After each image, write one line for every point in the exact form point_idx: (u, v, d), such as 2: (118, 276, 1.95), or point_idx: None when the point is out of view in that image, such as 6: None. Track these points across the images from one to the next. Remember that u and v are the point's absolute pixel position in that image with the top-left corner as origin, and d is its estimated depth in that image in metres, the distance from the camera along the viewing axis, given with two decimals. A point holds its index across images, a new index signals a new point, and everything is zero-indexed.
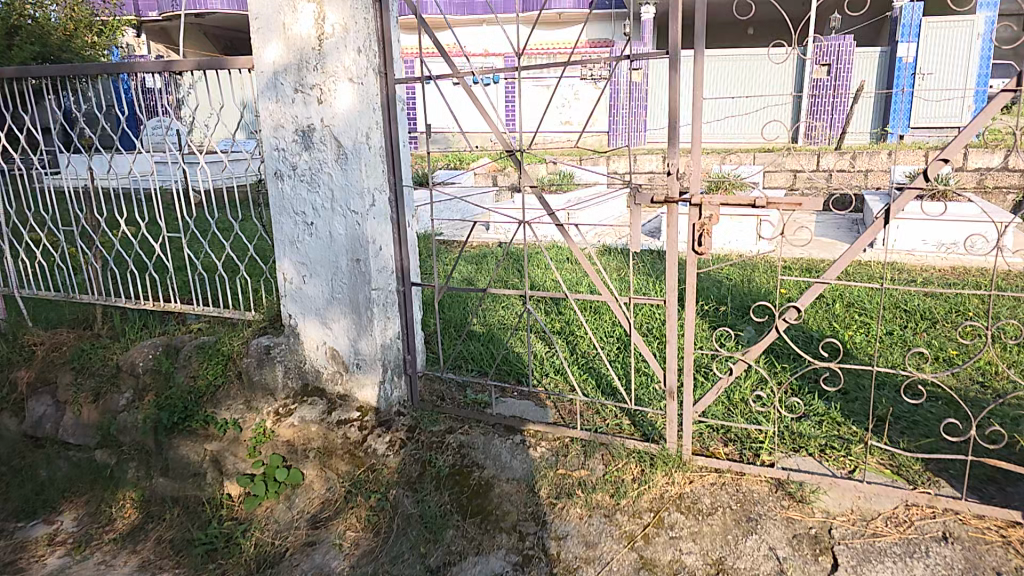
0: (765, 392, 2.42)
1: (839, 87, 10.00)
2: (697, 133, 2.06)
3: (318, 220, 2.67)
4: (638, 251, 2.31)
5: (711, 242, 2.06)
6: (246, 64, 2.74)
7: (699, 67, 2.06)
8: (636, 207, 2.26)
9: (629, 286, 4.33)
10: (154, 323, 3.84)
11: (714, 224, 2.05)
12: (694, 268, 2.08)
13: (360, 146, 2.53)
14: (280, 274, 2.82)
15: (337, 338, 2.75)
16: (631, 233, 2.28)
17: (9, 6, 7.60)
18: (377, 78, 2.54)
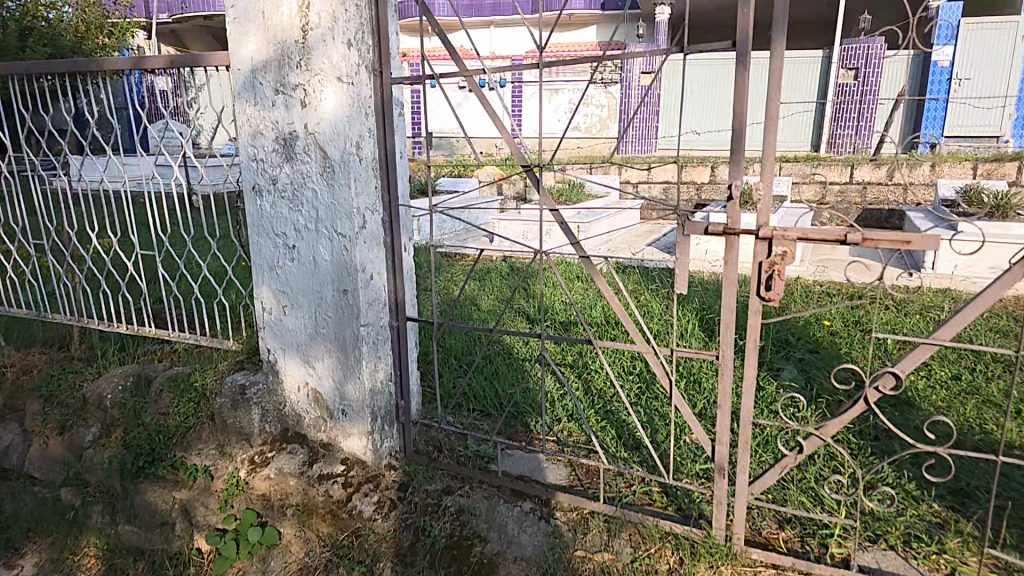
0: (825, 462, 2.06)
1: (867, 94, 9.67)
2: (771, 144, 1.79)
3: (300, 243, 2.31)
4: (683, 292, 1.91)
5: (783, 286, 1.77)
6: (225, 59, 2.38)
7: (776, 67, 1.75)
8: (684, 237, 1.92)
9: (650, 313, 4.00)
10: (128, 346, 3.30)
11: (788, 263, 1.76)
12: (759, 318, 1.80)
13: (349, 157, 2.16)
14: (258, 304, 2.47)
15: (322, 379, 2.39)
16: (674, 269, 1.90)
17: (23, 7, 7.27)
18: (370, 77, 2.18)
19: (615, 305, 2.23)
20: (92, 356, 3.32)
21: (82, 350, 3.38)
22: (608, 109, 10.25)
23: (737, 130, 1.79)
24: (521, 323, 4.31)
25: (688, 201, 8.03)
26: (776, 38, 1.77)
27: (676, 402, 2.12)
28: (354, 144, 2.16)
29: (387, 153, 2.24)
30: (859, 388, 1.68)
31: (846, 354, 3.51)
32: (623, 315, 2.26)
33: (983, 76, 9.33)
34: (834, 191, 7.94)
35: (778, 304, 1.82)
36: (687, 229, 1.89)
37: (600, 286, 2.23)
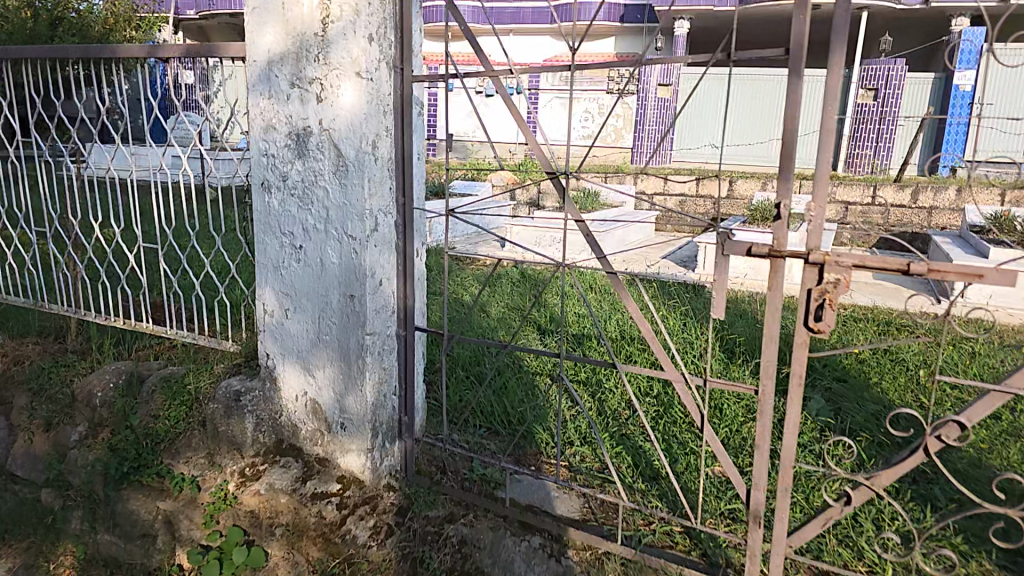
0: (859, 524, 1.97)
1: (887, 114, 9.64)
2: (826, 161, 1.65)
3: (308, 244, 2.16)
4: (720, 318, 1.76)
5: (835, 317, 1.64)
6: (239, 49, 2.21)
7: (835, 79, 1.62)
8: (722, 254, 1.76)
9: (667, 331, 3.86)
10: (124, 341, 3.15)
11: (842, 292, 1.64)
12: (803, 353, 1.69)
13: (364, 157, 2.00)
14: (260, 305, 2.33)
15: (323, 389, 2.24)
16: (711, 292, 1.75)
17: None
18: (391, 73, 2.01)
19: (642, 323, 2.05)
20: (85, 350, 3.18)
21: (76, 342, 3.23)
22: (623, 120, 10.30)
23: (788, 144, 1.66)
24: (533, 335, 4.15)
25: (705, 215, 7.88)
26: (834, 50, 1.65)
27: (706, 435, 1.95)
28: (371, 144, 1.99)
29: (405, 154, 2.08)
30: (919, 436, 1.62)
31: (873, 387, 3.34)
32: (650, 334, 2.07)
33: (1005, 101, 9.27)
34: (856, 212, 7.81)
35: (826, 336, 1.69)
36: (726, 246, 1.74)
37: (627, 305, 2.05)
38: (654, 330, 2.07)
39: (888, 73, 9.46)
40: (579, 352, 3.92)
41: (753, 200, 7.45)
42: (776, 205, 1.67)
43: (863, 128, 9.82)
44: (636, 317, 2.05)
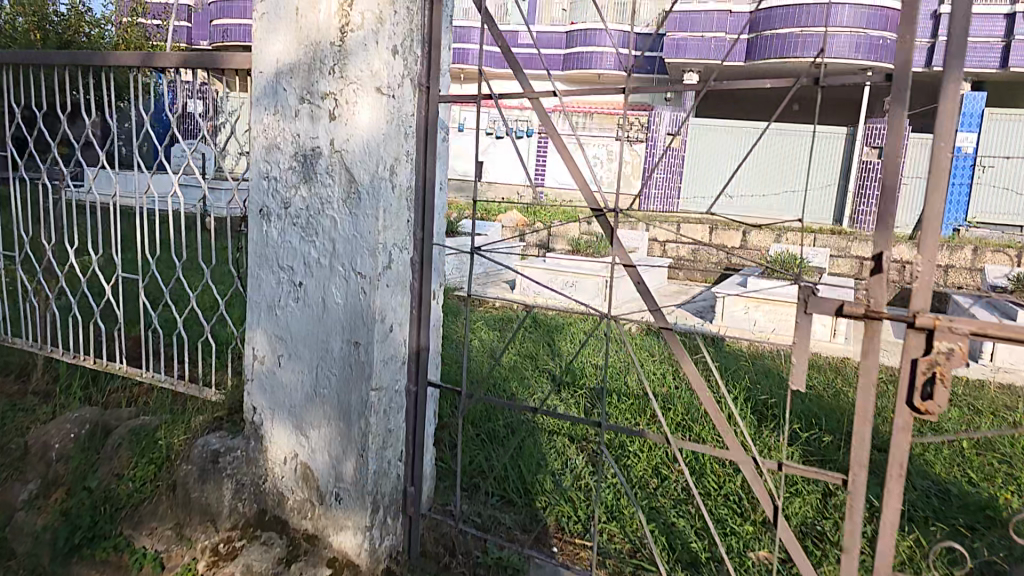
0: None
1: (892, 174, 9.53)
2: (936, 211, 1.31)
3: (310, 282, 1.87)
4: (798, 389, 1.42)
5: (948, 396, 1.32)
6: (246, 62, 1.96)
7: (949, 111, 1.29)
8: (805, 313, 1.40)
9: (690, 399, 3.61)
10: (97, 385, 2.85)
11: (956, 365, 1.31)
12: (906, 435, 1.37)
13: (380, 184, 1.73)
14: (249, 349, 2.03)
15: (316, 452, 1.92)
16: (790, 360, 1.42)
17: (66, 23, 7.10)
18: (415, 93, 1.76)
19: (701, 389, 1.74)
20: (49, 394, 2.88)
21: (41, 383, 2.93)
22: (631, 166, 10.02)
23: (888, 188, 1.33)
24: (545, 386, 3.85)
25: (717, 264, 7.62)
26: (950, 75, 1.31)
27: (778, 526, 1.65)
28: (388, 170, 1.73)
29: (427, 184, 1.82)
30: None
31: (918, 458, 3.00)
32: (707, 400, 1.76)
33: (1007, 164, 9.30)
34: (870, 267, 7.55)
35: (933, 418, 1.37)
36: (810, 304, 1.38)
37: (683, 365, 1.74)
38: (715, 399, 1.77)
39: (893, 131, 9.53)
40: (596, 410, 3.62)
41: (768, 252, 7.25)
42: (874, 257, 1.35)
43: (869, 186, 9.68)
44: (693, 382, 1.74)
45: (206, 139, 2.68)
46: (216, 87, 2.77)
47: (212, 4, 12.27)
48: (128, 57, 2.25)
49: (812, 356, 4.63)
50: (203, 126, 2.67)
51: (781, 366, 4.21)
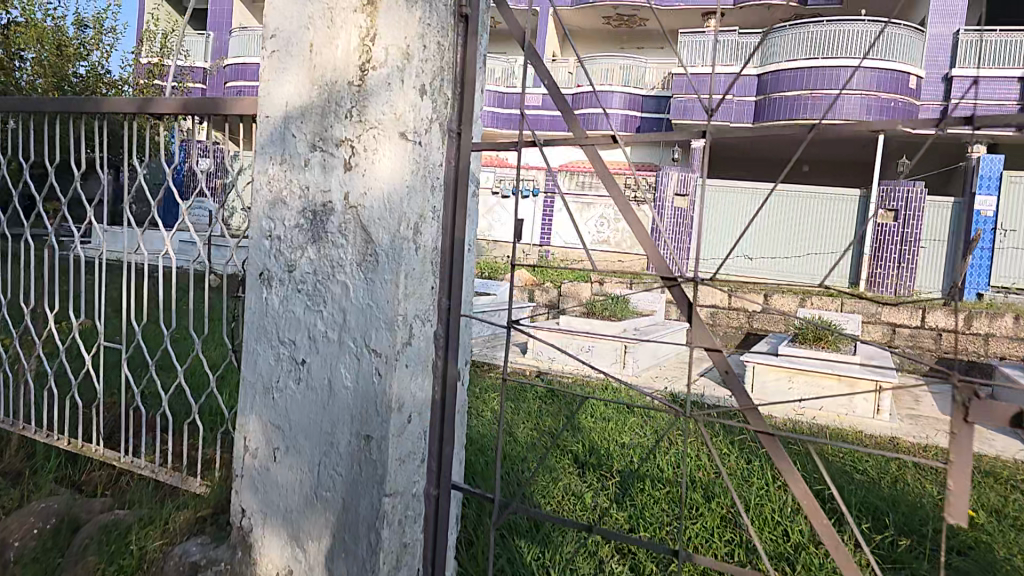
0: None
1: (909, 238, 9.15)
2: None
3: (315, 360, 1.58)
4: (960, 523, 1.14)
5: None
6: (251, 107, 1.73)
7: None
8: (965, 424, 1.14)
9: (731, 493, 3.25)
10: (76, 463, 2.55)
11: None
12: None
13: (402, 246, 1.45)
14: (240, 438, 1.71)
15: (315, 570, 1.58)
16: (947, 484, 1.15)
17: (84, 84, 7.16)
18: (443, 139, 1.51)
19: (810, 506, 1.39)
20: (19, 474, 2.56)
21: (13, 458, 2.61)
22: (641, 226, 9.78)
23: None
24: (571, 472, 3.50)
25: (737, 329, 7.26)
26: None
27: None
28: (412, 229, 1.46)
29: (455, 245, 1.54)
30: None
31: (1003, 562, 2.56)
32: (822, 526, 1.40)
33: None
34: (904, 334, 7.10)
35: None
36: (971, 412, 1.12)
37: (785, 477, 1.40)
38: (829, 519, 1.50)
39: (908, 194, 9.14)
40: (629, 500, 3.25)
41: (793, 317, 6.91)
42: None
43: (884, 248, 9.31)
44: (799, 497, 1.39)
45: (204, 191, 2.43)
46: (220, 140, 2.55)
47: (225, 66, 12.44)
48: (122, 104, 2.02)
49: (853, 436, 4.27)
50: (200, 177, 2.42)
51: (823, 448, 3.84)
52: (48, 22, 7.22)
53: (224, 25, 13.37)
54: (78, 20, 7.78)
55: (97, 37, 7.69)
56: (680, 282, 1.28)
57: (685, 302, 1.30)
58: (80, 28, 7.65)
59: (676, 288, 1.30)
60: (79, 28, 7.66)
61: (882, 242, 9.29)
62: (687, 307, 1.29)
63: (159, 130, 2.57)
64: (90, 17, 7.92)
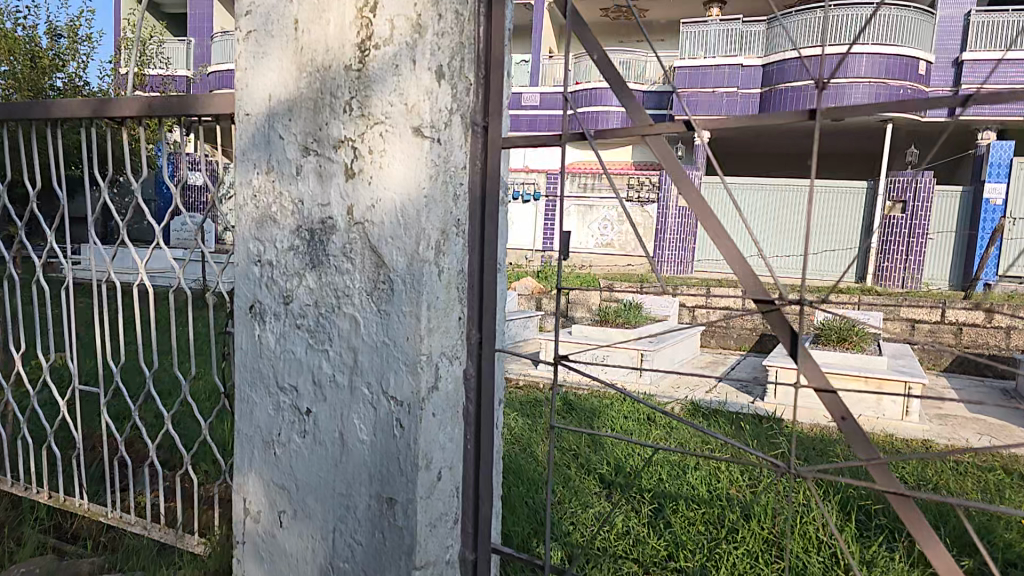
0: None
1: (917, 229, 8.79)
2: None
3: (323, 407, 1.31)
4: None
5: None
6: (231, 107, 1.47)
7: None
8: None
9: (771, 507, 2.87)
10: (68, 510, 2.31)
11: None
12: None
13: (422, 269, 1.18)
14: (238, 500, 1.44)
15: None
16: None
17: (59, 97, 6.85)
18: (465, 135, 1.24)
19: None
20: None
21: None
22: (643, 227, 9.49)
23: None
24: (596, 492, 3.16)
25: (752, 330, 6.93)
26: None
27: None
28: (433, 248, 1.19)
29: (484, 268, 1.28)
30: None
31: None
32: None
33: None
34: (924, 329, 6.55)
35: None
36: None
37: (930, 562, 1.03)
38: None
39: (916, 182, 8.81)
40: (663, 522, 2.89)
41: (812, 316, 6.56)
42: None
43: (891, 239, 8.97)
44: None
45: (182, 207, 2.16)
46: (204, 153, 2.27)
47: (209, 74, 12.10)
48: (75, 106, 1.76)
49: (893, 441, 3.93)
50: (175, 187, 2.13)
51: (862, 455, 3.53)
52: (23, 34, 6.93)
53: (205, 31, 13.02)
54: (53, 31, 7.49)
55: (74, 48, 7.39)
56: (781, 305, 0.96)
57: (785, 327, 0.97)
58: (55, 39, 7.37)
59: (774, 312, 0.98)
60: (53, 38, 7.39)
61: (889, 233, 8.97)
62: (791, 337, 0.95)
63: (140, 143, 2.28)
64: (65, 26, 7.64)
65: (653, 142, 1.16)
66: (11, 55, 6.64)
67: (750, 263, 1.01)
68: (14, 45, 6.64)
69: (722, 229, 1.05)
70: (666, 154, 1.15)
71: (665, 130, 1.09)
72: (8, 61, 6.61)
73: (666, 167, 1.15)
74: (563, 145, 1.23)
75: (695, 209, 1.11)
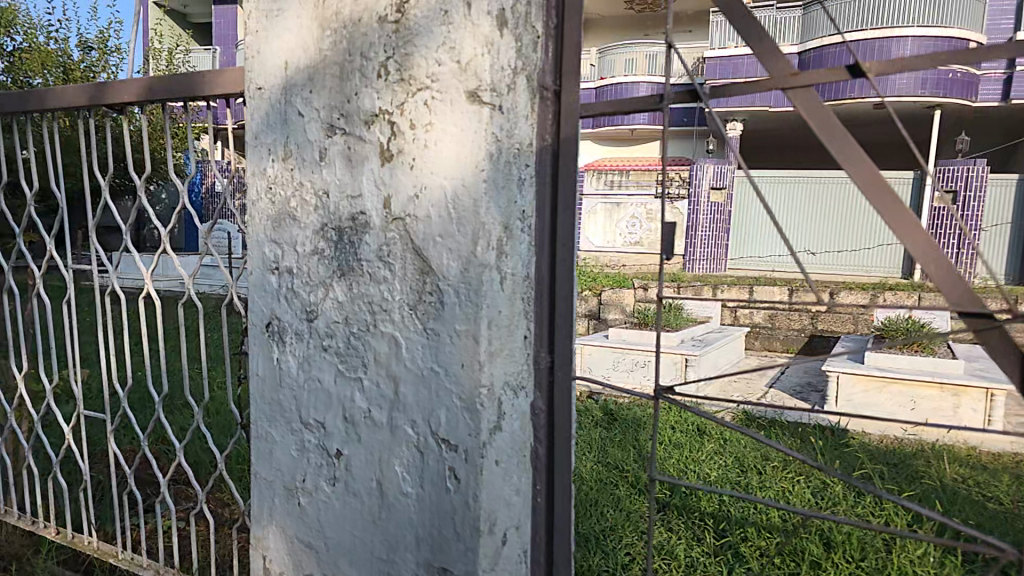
0: None
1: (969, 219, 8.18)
2: None
3: (357, 449, 1.05)
4: None
5: None
6: (242, 84, 1.22)
7: None
8: None
9: (855, 541, 2.56)
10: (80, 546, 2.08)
11: None
12: None
13: (484, 277, 0.92)
14: (257, 557, 1.19)
15: None
16: None
17: None
18: (530, 102, 0.96)
19: None
20: (9, 564, 2.06)
21: (11, 541, 2.10)
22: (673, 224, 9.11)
23: None
24: (652, 517, 2.85)
25: (801, 331, 6.58)
26: None
27: None
28: (495, 248, 0.93)
29: (557, 274, 1.01)
30: None
31: None
32: None
33: None
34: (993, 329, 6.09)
35: None
36: None
37: None
38: None
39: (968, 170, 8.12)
40: (732, 554, 2.57)
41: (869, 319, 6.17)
42: None
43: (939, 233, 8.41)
44: None
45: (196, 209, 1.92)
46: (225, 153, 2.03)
47: None
48: (65, 92, 1.53)
49: (979, 456, 3.57)
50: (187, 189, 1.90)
51: (949, 477, 3.18)
52: (55, 47, 6.90)
53: (229, 39, 13.00)
54: (84, 44, 7.45)
55: (105, 60, 7.34)
56: (1011, 322, 0.79)
57: (1010, 350, 0.82)
58: (85, 51, 7.34)
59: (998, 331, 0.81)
60: (84, 51, 7.34)
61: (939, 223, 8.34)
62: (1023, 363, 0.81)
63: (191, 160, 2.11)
64: (95, 39, 7.59)
65: (795, 93, 0.89)
66: (45, 69, 6.57)
67: (958, 269, 0.81)
68: (48, 58, 6.60)
69: (913, 222, 0.84)
70: (814, 106, 0.88)
71: (816, 79, 0.83)
72: (42, 75, 6.55)
73: (815, 124, 0.87)
74: (664, 108, 0.95)
75: (858, 180, 0.86)
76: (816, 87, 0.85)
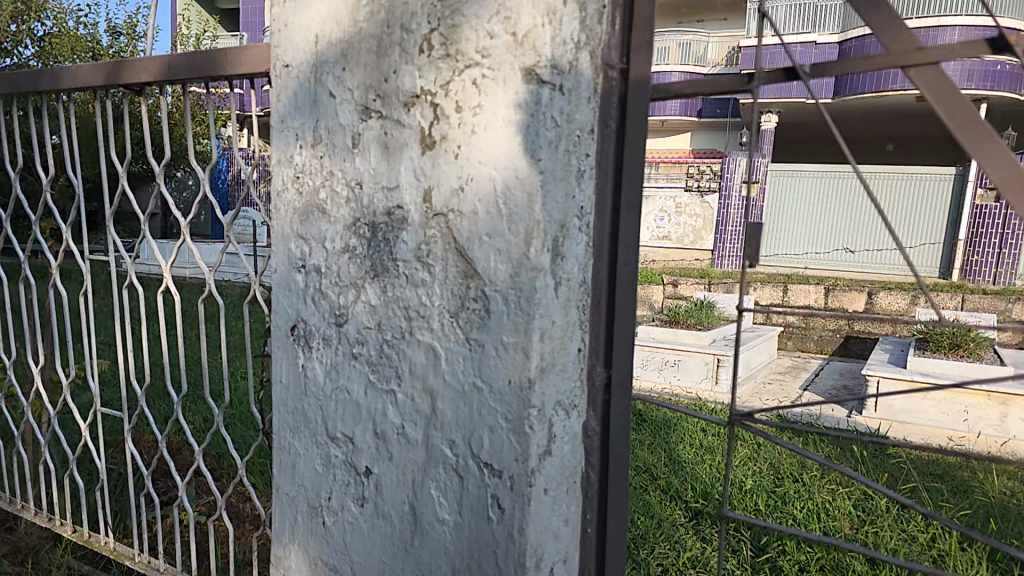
0: None
1: None
2: None
3: (388, 467, 0.95)
4: None
5: None
6: (267, 61, 1.12)
7: None
8: None
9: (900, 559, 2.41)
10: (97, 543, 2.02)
11: None
12: None
13: (538, 282, 0.80)
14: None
15: None
16: None
17: None
18: (594, 81, 0.84)
19: None
20: (27, 557, 2.01)
21: (31, 534, 2.06)
22: (703, 219, 8.89)
23: None
24: (683, 525, 2.72)
25: (836, 333, 6.36)
26: None
27: None
28: (549, 249, 0.81)
29: (617, 278, 0.89)
30: None
31: None
32: None
33: None
34: None
35: None
36: None
37: None
38: None
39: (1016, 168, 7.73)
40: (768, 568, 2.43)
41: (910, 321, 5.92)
42: None
43: None
44: None
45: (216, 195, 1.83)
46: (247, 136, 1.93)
47: None
48: (80, 71, 1.44)
49: None
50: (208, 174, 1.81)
51: (1004, 491, 2.99)
52: (84, 32, 6.92)
53: (257, 25, 13.02)
54: (113, 29, 7.47)
55: (133, 44, 7.36)
56: None
57: None
58: (114, 36, 7.36)
59: None
60: (113, 36, 7.36)
61: None
62: None
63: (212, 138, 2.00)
64: (124, 24, 7.62)
65: (919, 73, 0.76)
66: (74, 54, 6.59)
67: None
68: (77, 43, 6.62)
69: None
70: (944, 89, 0.75)
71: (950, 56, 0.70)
72: (71, 60, 6.56)
73: (945, 111, 0.75)
74: (754, 90, 0.83)
75: (997, 177, 0.74)
76: (947, 63, 0.73)
